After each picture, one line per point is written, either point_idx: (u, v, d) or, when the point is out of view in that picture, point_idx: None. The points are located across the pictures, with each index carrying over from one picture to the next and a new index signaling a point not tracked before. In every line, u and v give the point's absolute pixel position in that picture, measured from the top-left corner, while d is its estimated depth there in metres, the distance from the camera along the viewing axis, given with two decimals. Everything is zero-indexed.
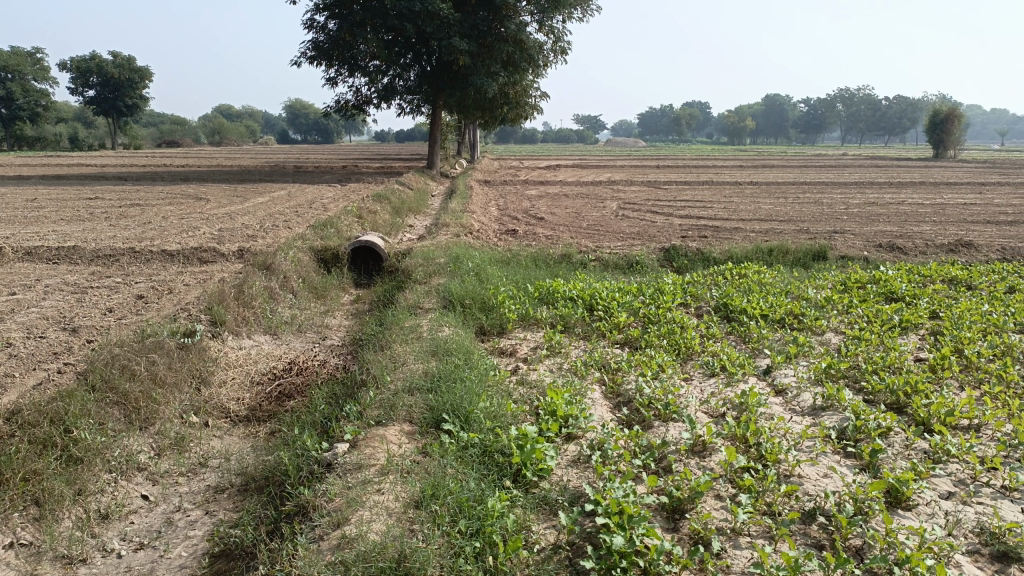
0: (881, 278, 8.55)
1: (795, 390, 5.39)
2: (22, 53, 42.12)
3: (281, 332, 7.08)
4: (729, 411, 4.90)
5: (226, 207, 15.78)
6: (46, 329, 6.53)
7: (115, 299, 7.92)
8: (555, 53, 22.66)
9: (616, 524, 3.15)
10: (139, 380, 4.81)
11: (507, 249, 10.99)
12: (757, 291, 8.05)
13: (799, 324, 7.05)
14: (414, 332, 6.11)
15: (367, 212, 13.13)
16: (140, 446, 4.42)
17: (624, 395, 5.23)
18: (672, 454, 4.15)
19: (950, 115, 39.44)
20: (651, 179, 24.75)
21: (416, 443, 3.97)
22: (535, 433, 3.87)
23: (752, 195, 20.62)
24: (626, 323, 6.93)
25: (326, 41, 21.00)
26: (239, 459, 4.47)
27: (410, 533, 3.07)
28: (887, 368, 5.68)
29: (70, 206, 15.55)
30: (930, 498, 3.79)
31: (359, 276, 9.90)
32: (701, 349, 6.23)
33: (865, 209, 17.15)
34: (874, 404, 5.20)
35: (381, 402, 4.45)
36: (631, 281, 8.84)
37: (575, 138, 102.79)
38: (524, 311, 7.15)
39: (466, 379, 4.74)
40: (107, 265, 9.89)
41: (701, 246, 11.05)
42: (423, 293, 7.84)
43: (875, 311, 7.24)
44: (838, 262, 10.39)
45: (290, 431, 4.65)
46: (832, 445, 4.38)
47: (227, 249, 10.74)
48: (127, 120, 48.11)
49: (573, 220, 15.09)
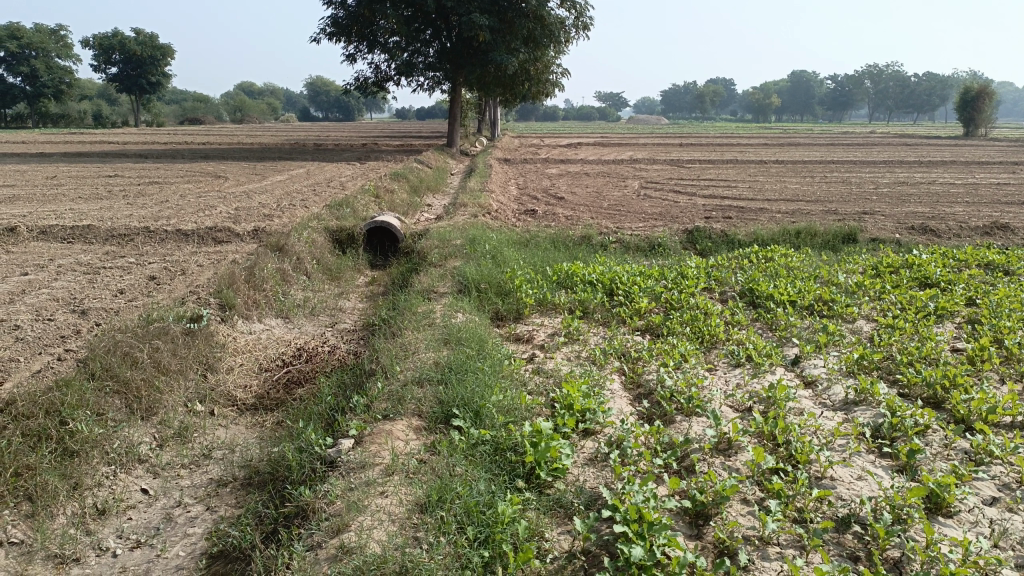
0: (914, 263, 8.21)
1: (826, 382, 5.13)
2: (46, 31, 42.23)
3: (293, 316, 6.92)
4: (756, 406, 4.65)
5: (243, 186, 15.65)
6: (55, 311, 6.40)
7: (126, 281, 7.79)
8: (577, 29, 22.25)
9: (635, 533, 2.95)
10: (141, 367, 4.65)
11: (526, 230, 10.75)
12: (784, 275, 7.74)
13: (828, 311, 6.77)
14: (427, 319, 5.91)
15: (385, 191, 12.95)
16: (142, 437, 4.27)
17: (645, 386, 5.00)
18: (695, 453, 3.92)
19: (981, 93, 38.46)
20: (674, 158, 24.27)
21: (424, 440, 3.78)
22: (550, 430, 3.66)
23: (777, 174, 20.16)
24: (648, 308, 6.68)
25: (346, 17, 20.75)
26: (244, 450, 4.30)
27: (414, 542, 2.88)
28: (922, 359, 5.41)
29: (89, 184, 15.51)
30: (972, 504, 3.54)
31: (375, 257, 9.72)
32: (725, 337, 5.99)
33: (894, 189, 16.68)
34: (910, 399, 4.93)
35: (389, 394, 4.28)
36: (653, 264, 8.57)
37: (597, 116, 101.83)
38: (542, 296, 6.92)
39: (478, 371, 4.53)
40: (121, 245, 9.78)
41: (725, 228, 10.75)
42: (438, 277, 7.63)
43: (909, 297, 6.93)
44: (869, 245, 10.03)
45: (295, 422, 4.47)
46: (866, 444, 4.11)
47: (241, 229, 10.59)
48: (151, 98, 48.15)
49: (593, 200, 14.80)
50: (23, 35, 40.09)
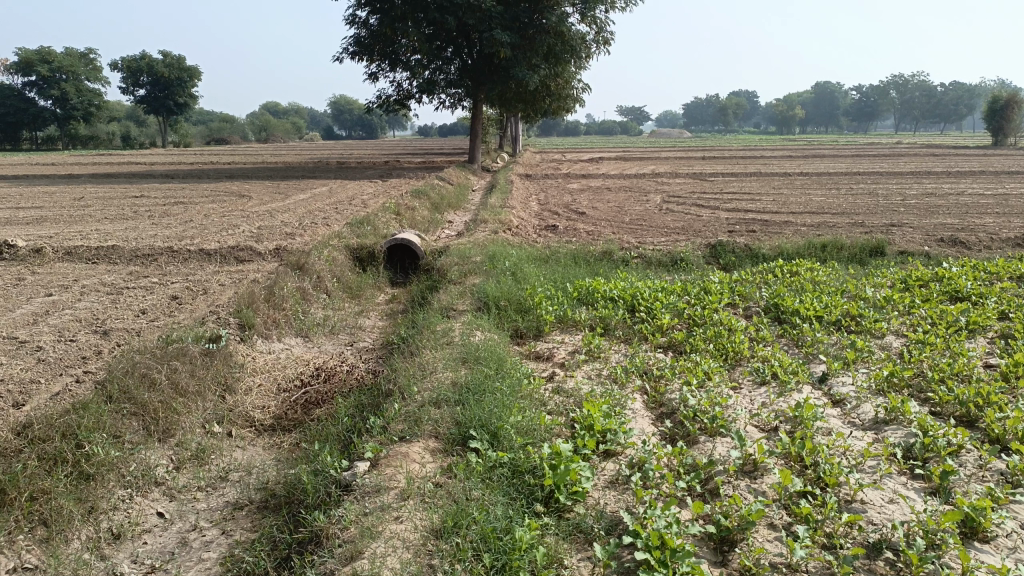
0: (944, 276, 8.02)
1: (854, 401, 4.99)
2: (76, 55, 43.11)
3: (313, 335, 6.90)
4: (783, 426, 4.52)
5: (266, 205, 15.76)
6: (78, 331, 6.43)
7: (148, 301, 7.83)
8: (598, 44, 22.25)
9: (657, 561, 2.85)
10: (159, 389, 4.63)
11: (547, 246, 10.69)
12: (810, 290, 7.60)
13: (856, 326, 6.61)
14: (446, 337, 5.86)
15: (406, 208, 12.96)
16: (159, 459, 4.24)
17: (667, 405, 4.89)
18: (720, 475, 3.80)
19: (1009, 102, 37.88)
20: (696, 172, 24.11)
21: (440, 462, 3.71)
22: (569, 452, 3.57)
23: (801, 186, 19.94)
24: (670, 325, 6.57)
25: (368, 36, 20.92)
26: (261, 472, 4.25)
27: (428, 570, 2.81)
28: (955, 376, 5.25)
29: (115, 205, 15.70)
30: (1011, 529, 3.39)
31: (395, 275, 9.70)
32: (750, 354, 5.86)
33: (922, 200, 16.40)
34: (942, 417, 4.78)
35: (406, 416, 4.22)
36: (676, 280, 8.46)
37: (619, 130, 101.84)
38: (562, 313, 6.84)
39: (496, 391, 4.46)
40: (145, 265, 9.85)
41: (748, 242, 10.61)
42: (458, 294, 7.58)
43: (939, 312, 6.75)
44: (897, 258, 9.83)
45: (312, 444, 4.42)
46: (897, 466, 3.98)
47: (263, 248, 10.63)
48: (178, 118, 48.90)
49: (615, 215, 14.72)
50: (54, 59, 40.92)
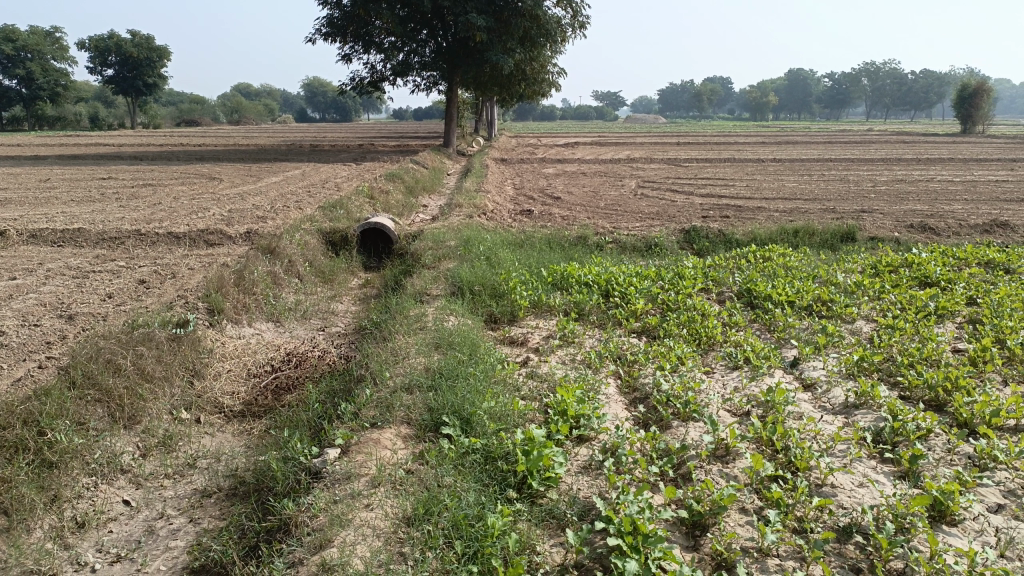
0: (914, 262, 8.11)
1: (825, 385, 5.03)
2: (41, 33, 42.09)
3: (284, 319, 6.81)
4: (754, 410, 4.53)
5: (237, 188, 15.53)
6: (42, 316, 6.28)
7: (115, 285, 7.67)
8: (573, 28, 22.16)
9: (629, 546, 2.85)
10: (125, 374, 4.54)
11: (522, 230, 10.66)
12: (783, 275, 7.64)
13: (827, 311, 6.66)
14: (419, 323, 5.80)
15: (379, 192, 12.84)
16: (124, 446, 4.16)
17: (641, 390, 4.89)
18: (692, 460, 3.80)
19: (978, 90, 38.36)
20: (671, 157, 24.17)
21: (412, 449, 3.68)
22: (542, 437, 3.55)
23: (775, 172, 20.06)
24: (644, 310, 6.58)
25: (341, 18, 20.61)
26: (230, 459, 4.19)
27: (398, 558, 2.79)
28: (923, 361, 5.32)
29: (82, 187, 15.38)
30: (977, 512, 3.44)
31: (369, 259, 9.61)
32: (723, 339, 5.89)
33: (893, 187, 16.58)
34: (911, 402, 4.84)
35: (378, 402, 4.18)
36: (650, 265, 8.47)
37: (595, 115, 101.90)
38: (537, 297, 6.82)
39: (469, 376, 4.42)
40: (112, 248, 9.65)
41: (722, 227, 10.64)
42: (431, 279, 7.53)
43: (909, 297, 6.82)
44: (868, 243, 9.93)
45: (282, 430, 4.35)
46: (867, 450, 4.01)
47: (234, 231, 10.47)
48: (147, 99, 47.95)
49: (590, 200, 14.70)
50: (18, 37, 39.90)
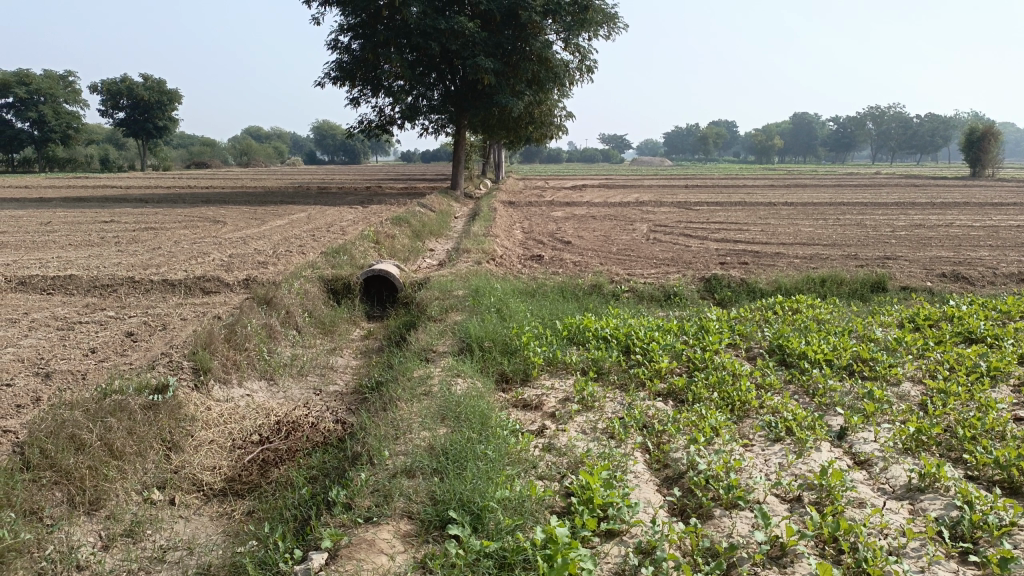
0: (955, 316, 7.56)
1: (882, 463, 4.46)
2: (55, 78, 42.55)
3: (278, 377, 6.26)
4: (807, 495, 3.94)
5: (241, 231, 15.15)
6: (16, 373, 5.77)
7: (101, 338, 7.17)
8: (581, 72, 21.99)
9: None
10: (89, 452, 4.04)
11: (533, 278, 10.18)
12: (815, 330, 7.09)
13: (871, 372, 6.08)
14: (423, 387, 5.27)
15: (385, 236, 12.40)
16: (83, 537, 3.62)
17: (673, 467, 4.32)
18: (743, 565, 3.24)
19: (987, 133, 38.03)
20: (681, 200, 23.77)
21: (413, 553, 3.13)
22: (569, 537, 2.99)
23: (788, 216, 19.60)
24: (669, 369, 6.01)
25: (349, 61, 20.39)
26: (205, 552, 3.59)
27: None
28: (986, 432, 4.73)
29: (82, 230, 15.01)
30: None
31: (372, 307, 9.10)
32: (757, 404, 5.31)
33: (912, 231, 16.08)
34: (981, 483, 4.25)
35: (375, 488, 3.65)
36: (670, 316, 7.95)
37: (601, 158, 102.81)
38: (552, 354, 6.29)
39: (479, 458, 3.87)
40: (103, 296, 9.19)
41: (745, 275, 10.14)
42: (437, 333, 7.01)
43: (957, 356, 6.27)
44: (899, 293, 9.39)
45: (263, 521, 3.77)
46: (944, 548, 3.43)
47: (232, 278, 10.01)
48: (158, 143, 48.14)
49: (602, 245, 14.25)
50: (33, 81, 40.27)
